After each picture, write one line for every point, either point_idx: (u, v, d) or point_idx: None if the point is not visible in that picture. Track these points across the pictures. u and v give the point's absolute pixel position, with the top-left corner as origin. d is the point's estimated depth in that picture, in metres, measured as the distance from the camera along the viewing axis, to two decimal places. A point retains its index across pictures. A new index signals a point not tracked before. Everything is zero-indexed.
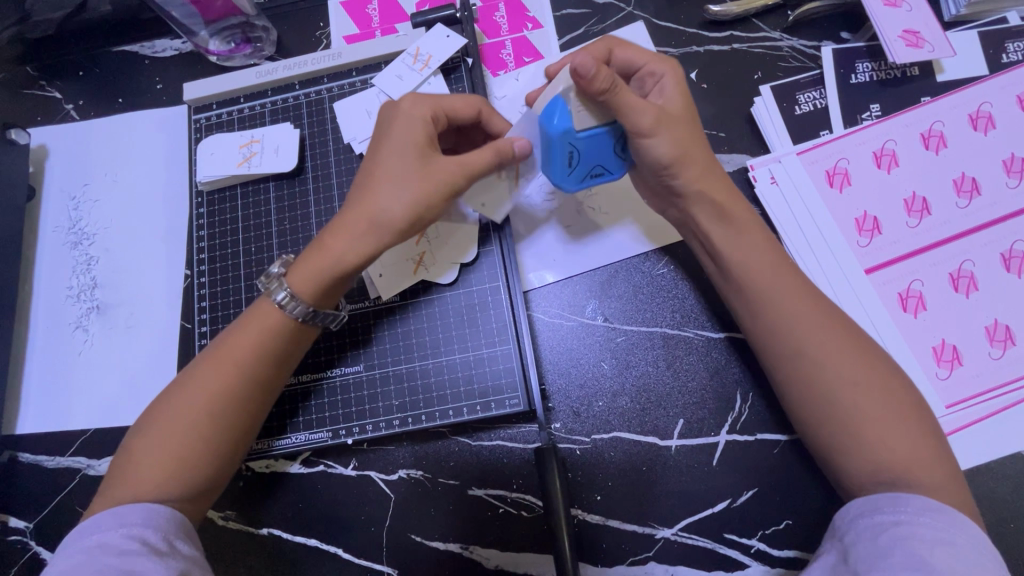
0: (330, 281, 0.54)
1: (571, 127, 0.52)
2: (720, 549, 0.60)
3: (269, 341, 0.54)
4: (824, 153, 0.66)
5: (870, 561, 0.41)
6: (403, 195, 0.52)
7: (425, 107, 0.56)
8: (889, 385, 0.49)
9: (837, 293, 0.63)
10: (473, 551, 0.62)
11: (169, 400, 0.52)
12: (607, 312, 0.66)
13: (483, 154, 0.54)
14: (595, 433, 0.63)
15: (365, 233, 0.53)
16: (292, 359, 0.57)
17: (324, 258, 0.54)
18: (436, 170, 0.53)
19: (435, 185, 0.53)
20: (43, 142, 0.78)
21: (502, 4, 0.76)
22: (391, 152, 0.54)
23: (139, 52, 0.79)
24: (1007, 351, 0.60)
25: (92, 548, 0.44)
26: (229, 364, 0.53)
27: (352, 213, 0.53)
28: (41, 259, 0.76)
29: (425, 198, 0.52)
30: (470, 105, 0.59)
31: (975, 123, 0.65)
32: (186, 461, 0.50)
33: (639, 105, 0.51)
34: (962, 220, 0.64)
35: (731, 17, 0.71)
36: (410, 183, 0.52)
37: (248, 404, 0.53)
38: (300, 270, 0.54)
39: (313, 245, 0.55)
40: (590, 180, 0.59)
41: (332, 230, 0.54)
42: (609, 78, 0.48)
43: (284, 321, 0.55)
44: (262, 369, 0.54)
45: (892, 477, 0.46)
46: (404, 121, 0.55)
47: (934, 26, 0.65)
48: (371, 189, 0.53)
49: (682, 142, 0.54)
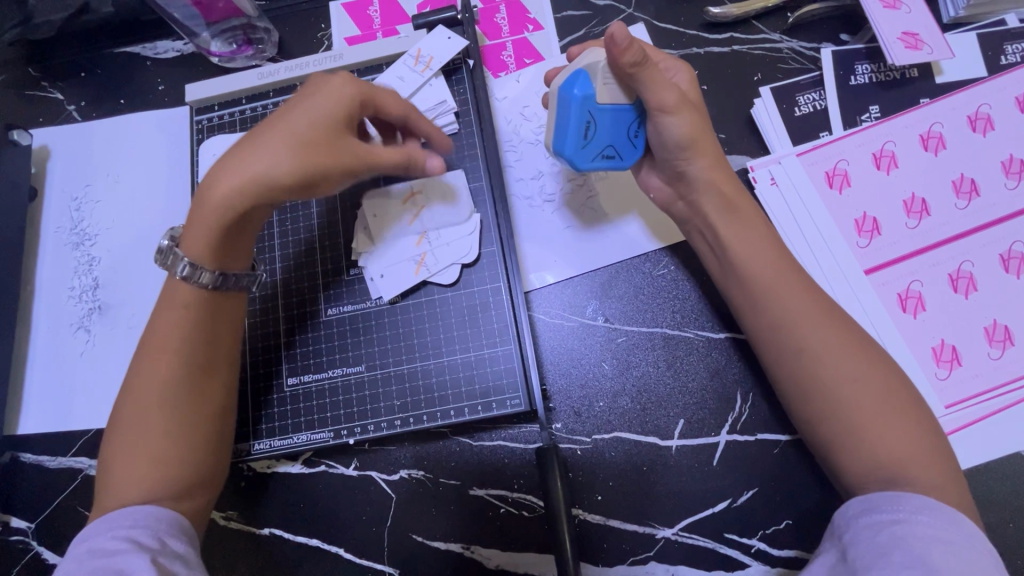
0: (214, 237, 0.52)
1: (592, 95, 0.54)
2: (720, 548, 0.60)
3: (195, 317, 0.54)
4: (824, 154, 0.67)
5: (870, 559, 0.42)
6: (289, 157, 0.49)
7: (356, 88, 0.55)
8: (887, 383, 0.49)
9: (838, 294, 0.63)
10: (474, 551, 0.63)
11: (124, 407, 0.52)
12: (608, 313, 0.66)
13: (392, 155, 0.56)
14: (596, 433, 0.63)
15: (244, 191, 0.50)
16: (226, 330, 0.56)
17: (210, 212, 0.51)
18: (337, 147, 0.51)
19: (325, 156, 0.51)
20: (45, 143, 0.79)
21: (503, 6, 0.76)
22: (300, 115, 0.52)
23: (141, 53, 0.79)
24: (1006, 351, 0.61)
25: (82, 554, 0.45)
26: (165, 344, 0.53)
27: (235, 166, 0.50)
28: (43, 260, 0.76)
29: (310, 166, 0.50)
30: (400, 105, 0.59)
31: (975, 125, 0.66)
32: (158, 450, 0.50)
33: (660, 83, 0.54)
34: (961, 221, 0.64)
35: (731, 19, 0.71)
36: (301, 148, 0.50)
37: (195, 374, 0.53)
38: (193, 227, 0.52)
39: (199, 200, 0.51)
40: (602, 163, 0.58)
41: (215, 180, 0.50)
42: (640, 52, 0.51)
43: (202, 293, 0.54)
44: (201, 338, 0.54)
45: (891, 475, 0.46)
46: (319, 89, 0.54)
47: (933, 28, 0.65)
48: (258, 143, 0.50)
49: (697, 126, 0.56)
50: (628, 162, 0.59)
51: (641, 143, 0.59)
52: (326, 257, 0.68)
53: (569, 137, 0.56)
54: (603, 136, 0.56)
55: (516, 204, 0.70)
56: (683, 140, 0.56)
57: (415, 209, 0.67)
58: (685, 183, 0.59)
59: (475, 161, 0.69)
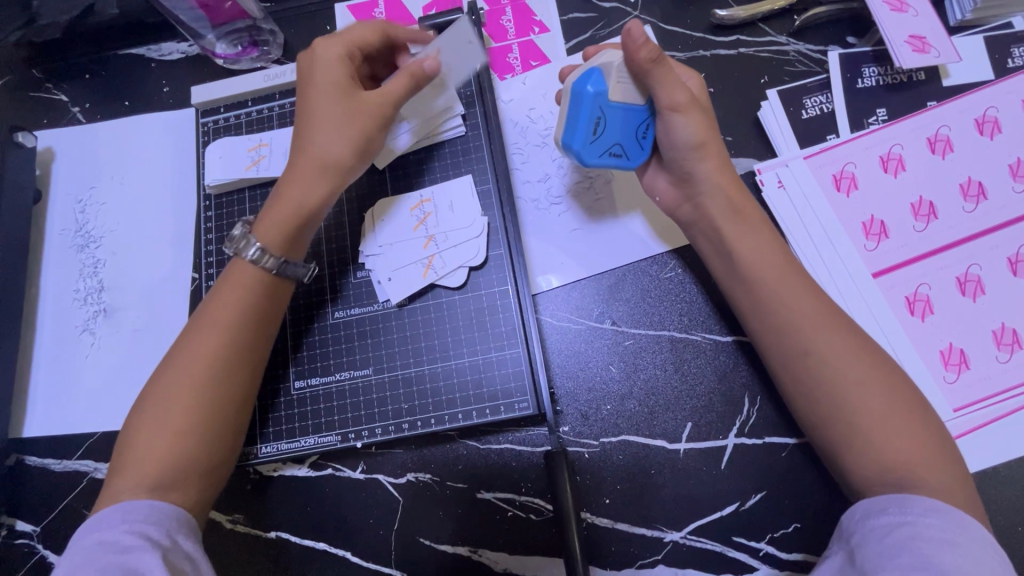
0: (293, 227, 0.57)
1: (605, 92, 0.54)
2: (728, 552, 0.60)
3: (249, 300, 0.55)
4: (832, 157, 0.67)
5: (877, 561, 0.42)
6: (345, 135, 0.57)
7: (338, 46, 0.59)
8: (895, 386, 0.49)
9: (846, 298, 0.63)
10: (482, 555, 0.62)
11: (161, 380, 0.53)
12: (615, 315, 0.66)
13: (398, 79, 0.58)
14: (604, 436, 0.63)
15: (318, 178, 0.57)
16: (272, 318, 0.57)
17: (286, 208, 0.57)
18: (365, 106, 0.57)
19: (365, 121, 0.57)
20: (49, 145, 0.78)
21: (509, 8, 0.76)
22: (320, 97, 0.58)
23: (146, 55, 0.79)
24: (1014, 354, 0.61)
25: (93, 546, 0.45)
26: (216, 322, 0.54)
27: (297, 163, 0.58)
28: (48, 261, 0.76)
29: (364, 131, 0.57)
30: (375, 31, 0.62)
31: (982, 128, 0.66)
32: (186, 435, 0.51)
33: (672, 82, 0.54)
34: (968, 224, 0.64)
35: (738, 22, 0.71)
36: (346, 124, 0.57)
37: (236, 370, 0.54)
38: (265, 227, 0.57)
39: (272, 200, 0.58)
40: (609, 161, 0.59)
41: (289, 182, 0.57)
42: (657, 50, 0.52)
43: (261, 279, 0.56)
44: (253, 323, 0.55)
45: (900, 479, 0.46)
46: (314, 69, 0.58)
47: (940, 31, 0.65)
48: (308, 138, 0.57)
49: (707, 128, 0.57)
50: (634, 162, 0.60)
51: (648, 144, 0.59)
52: (332, 260, 0.68)
53: (579, 132, 0.56)
54: (612, 132, 0.56)
55: (522, 205, 0.70)
56: (690, 142, 0.56)
57: (421, 214, 0.67)
58: (690, 185, 0.59)
59: (482, 164, 0.69)
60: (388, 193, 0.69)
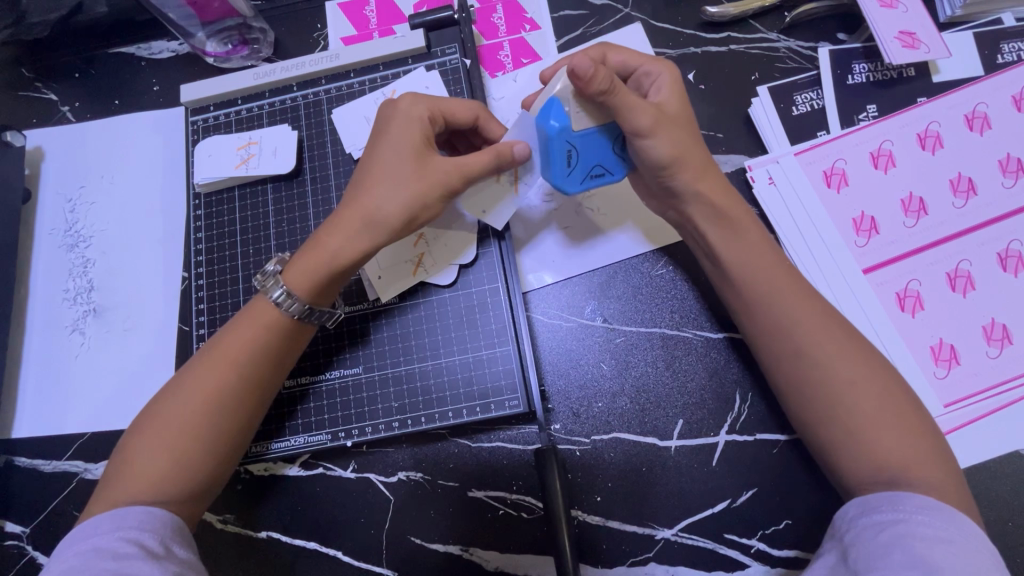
0: (326, 278, 0.54)
1: (568, 126, 0.52)
2: (720, 549, 0.60)
3: (266, 335, 0.54)
4: (822, 153, 0.66)
5: (870, 559, 0.42)
6: (402, 198, 0.53)
7: (422, 107, 0.56)
8: (888, 380, 0.49)
9: (836, 294, 0.63)
10: (474, 553, 0.62)
11: (168, 401, 0.52)
12: (607, 313, 0.66)
13: (484, 159, 0.54)
14: (595, 434, 0.63)
15: (361, 234, 0.53)
16: (291, 354, 0.57)
17: (323, 257, 0.54)
18: (430, 173, 0.53)
19: (421, 179, 0.53)
20: (38, 145, 0.78)
21: (500, 5, 0.76)
22: (387, 154, 0.54)
23: (135, 53, 0.79)
24: (1004, 350, 0.61)
25: (87, 551, 0.44)
26: (233, 355, 0.53)
27: (346, 214, 0.54)
28: (38, 261, 0.76)
29: (424, 199, 0.53)
30: (469, 109, 0.59)
31: (972, 124, 0.66)
32: (187, 450, 0.50)
33: (634, 106, 0.51)
34: (958, 220, 0.64)
35: (728, 18, 0.71)
36: (406, 182, 0.53)
37: (249, 403, 0.53)
38: (299, 273, 0.54)
39: (309, 243, 0.55)
40: (594, 183, 0.57)
41: (333, 232, 0.54)
42: (608, 79, 0.49)
43: (280, 319, 0.55)
44: (275, 346, 0.55)
45: (890, 475, 0.46)
46: (394, 121, 0.55)
47: (930, 27, 0.65)
48: (362, 191, 0.54)
49: (680, 143, 0.55)
50: (620, 175, 0.58)
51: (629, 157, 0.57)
52: None
53: (554, 167, 0.55)
54: (587, 159, 0.55)
55: None
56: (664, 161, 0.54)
57: None
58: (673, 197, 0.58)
59: None
60: None
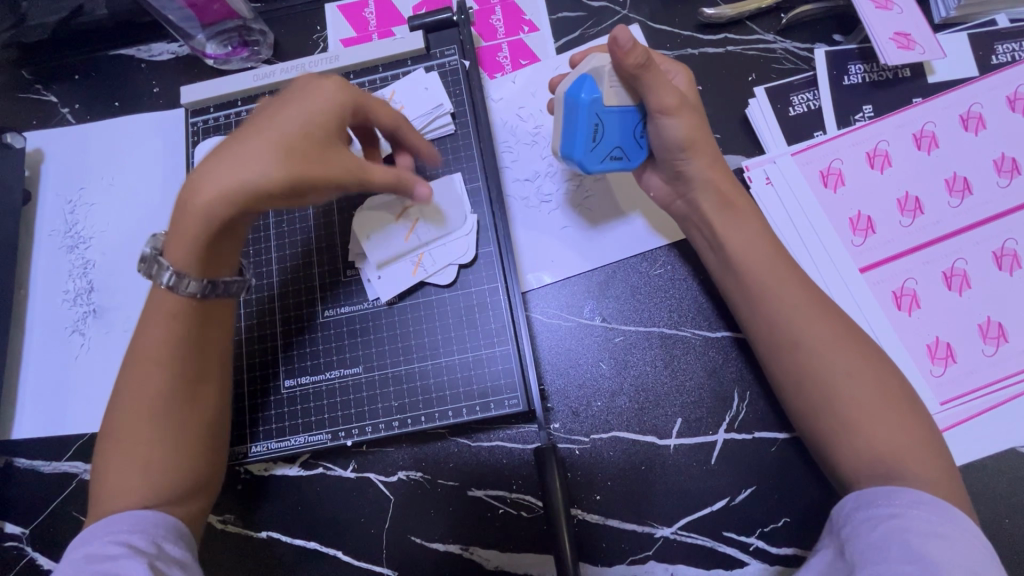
0: (196, 249, 0.49)
1: (599, 99, 0.57)
2: (719, 547, 0.60)
3: (182, 323, 0.52)
4: (819, 153, 0.67)
5: (866, 553, 0.42)
6: (280, 165, 0.46)
7: (347, 96, 0.53)
8: (883, 375, 0.50)
9: (833, 293, 0.64)
10: (474, 552, 0.62)
11: (117, 415, 0.52)
12: (605, 312, 0.66)
13: (387, 171, 0.54)
14: (594, 433, 0.63)
15: (227, 200, 0.46)
16: (214, 336, 0.55)
17: (195, 223, 0.48)
18: (330, 160, 0.49)
19: (301, 158, 0.47)
20: (39, 146, 0.78)
21: (498, 7, 0.76)
22: (288, 120, 0.49)
23: (135, 55, 0.79)
24: (1000, 348, 0.61)
25: (78, 559, 0.44)
26: (155, 354, 0.52)
27: (216, 172, 0.46)
28: (38, 262, 0.76)
29: (310, 178, 0.47)
30: (392, 118, 0.59)
31: (967, 124, 0.66)
32: (146, 452, 0.50)
33: (661, 84, 0.56)
34: (954, 219, 0.65)
35: (725, 20, 0.72)
36: (296, 155, 0.47)
37: (183, 400, 0.52)
38: (181, 246, 0.49)
39: (182, 203, 0.48)
40: (611, 165, 0.61)
41: (196, 197, 0.47)
42: (644, 55, 0.54)
43: (183, 301, 0.52)
44: (195, 331, 0.53)
45: (886, 469, 0.47)
46: (297, 98, 0.51)
47: (924, 29, 0.66)
48: (230, 153, 0.47)
49: (696, 128, 0.59)
50: (634, 162, 0.63)
51: (644, 142, 0.62)
52: (322, 259, 0.68)
53: (579, 141, 0.58)
54: (611, 136, 0.59)
55: (513, 205, 0.70)
56: (679, 142, 0.59)
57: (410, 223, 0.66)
58: (683, 182, 0.61)
59: (471, 162, 0.69)
60: None
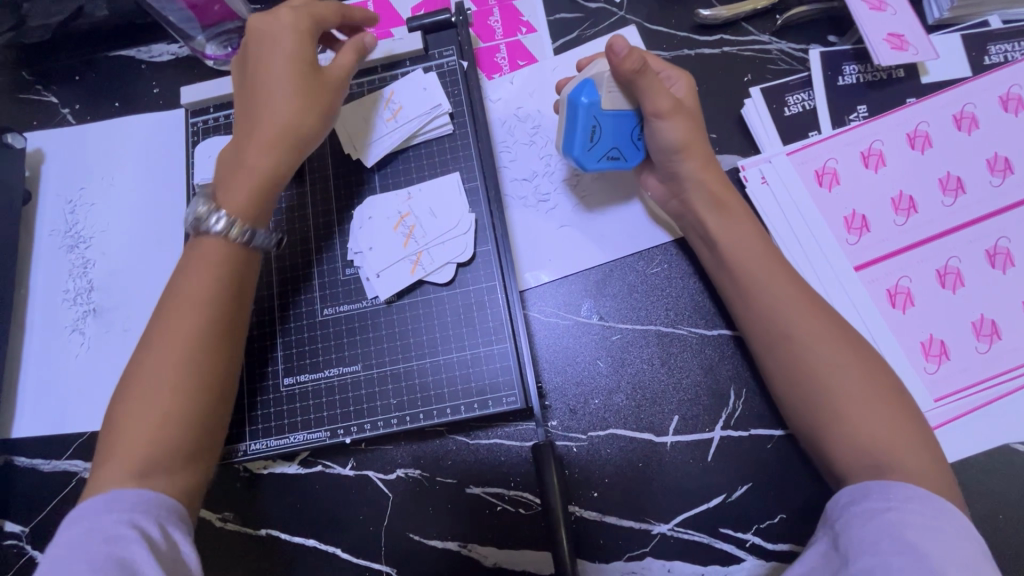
0: (262, 195, 0.57)
1: (598, 102, 0.59)
2: (715, 543, 0.61)
3: (223, 269, 0.55)
4: (814, 153, 0.68)
5: (861, 546, 0.42)
6: (304, 106, 0.58)
7: (303, 18, 0.59)
8: (872, 367, 0.51)
9: (828, 291, 0.64)
10: (472, 549, 0.63)
11: (144, 359, 0.52)
12: (602, 311, 0.67)
13: (349, 56, 0.62)
14: (591, 431, 0.64)
15: (281, 149, 0.57)
16: (246, 288, 0.57)
17: (258, 177, 0.57)
18: (329, 84, 0.60)
19: (330, 97, 0.60)
20: (39, 147, 0.79)
21: (496, 9, 0.77)
22: (280, 65, 0.58)
23: (135, 56, 0.80)
24: (993, 345, 0.62)
25: (83, 530, 0.45)
26: (195, 297, 0.54)
27: (261, 131, 0.57)
28: (38, 262, 0.76)
29: (326, 105, 0.59)
30: (335, 9, 0.63)
31: (960, 124, 0.67)
32: (184, 401, 0.51)
33: (657, 89, 0.57)
34: (948, 218, 0.65)
35: (721, 21, 0.72)
36: (306, 92, 0.58)
37: (217, 344, 0.54)
38: (238, 196, 0.56)
39: (233, 168, 0.57)
40: (608, 164, 0.63)
41: (249, 148, 0.57)
42: (641, 60, 0.55)
43: (230, 249, 0.56)
44: (234, 279, 0.56)
45: (878, 463, 0.47)
46: (269, 42, 0.58)
47: (918, 30, 0.66)
48: (265, 106, 0.58)
49: (691, 132, 0.60)
50: (632, 162, 0.64)
51: (643, 145, 0.63)
52: (320, 258, 0.69)
53: (577, 141, 0.60)
54: (608, 138, 0.61)
55: (510, 204, 0.71)
56: (674, 144, 0.60)
57: (406, 230, 0.67)
58: (675, 184, 0.62)
59: (469, 162, 0.69)
60: (376, 191, 0.70)
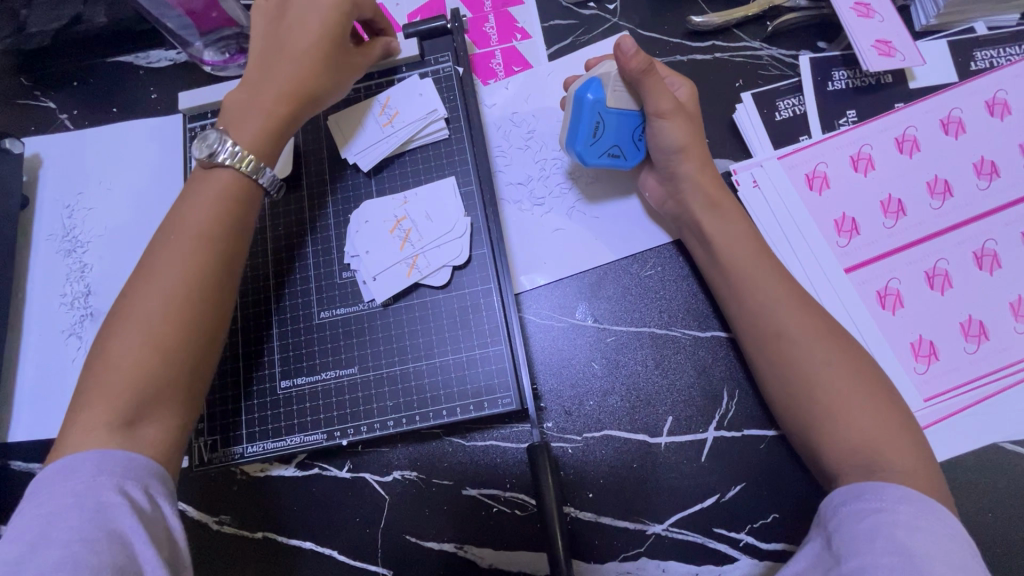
0: (274, 144, 0.62)
1: (602, 99, 0.60)
2: (709, 543, 0.61)
3: (226, 213, 0.58)
4: (804, 158, 0.69)
5: (853, 545, 0.43)
6: (327, 74, 0.63)
7: None
8: (857, 363, 0.52)
9: (819, 294, 0.65)
10: (468, 551, 0.63)
11: (142, 289, 0.54)
12: (597, 313, 0.68)
13: (376, 46, 0.68)
14: (587, 432, 0.64)
15: (299, 106, 0.63)
16: (245, 235, 0.60)
17: (272, 126, 0.61)
18: (352, 62, 0.66)
19: (348, 74, 0.66)
20: (37, 151, 0.79)
21: (491, 15, 0.78)
22: (314, 32, 0.62)
23: (134, 62, 0.80)
24: (981, 345, 0.63)
25: (71, 492, 0.45)
26: (203, 235, 0.56)
27: (283, 84, 0.61)
28: (35, 266, 0.76)
29: (343, 80, 0.65)
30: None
31: (947, 128, 0.68)
32: (182, 336, 0.53)
33: (660, 90, 0.59)
34: (935, 221, 0.66)
35: (713, 28, 0.73)
36: (332, 62, 0.64)
37: (218, 286, 0.56)
38: (249, 135, 0.60)
39: (251, 109, 0.61)
40: (608, 162, 0.64)
41: (269, 97, 0.61)
42: (646, 61, 0.57)
43: (232, 187, 0.59)
44: (236, 225, 0.58)
45: (868, 462, 0.48)
46: (307, 6, 0.62)
47: (905, 36, 0.68)
48: (290, 63, 0.62)
49: (690, 133, 0.62)
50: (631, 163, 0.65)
51: (644, 146, 0.64)
52: (318, 262, 0.70)
53: (580, 135, 0.61)
54: (610, 134, 0.62)
55: (506, 207, 0.72)
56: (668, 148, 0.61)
57: (402, 233, 0.68)
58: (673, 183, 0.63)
59: (465, 166, 0.70)
60: (373, 196, 0.71)
